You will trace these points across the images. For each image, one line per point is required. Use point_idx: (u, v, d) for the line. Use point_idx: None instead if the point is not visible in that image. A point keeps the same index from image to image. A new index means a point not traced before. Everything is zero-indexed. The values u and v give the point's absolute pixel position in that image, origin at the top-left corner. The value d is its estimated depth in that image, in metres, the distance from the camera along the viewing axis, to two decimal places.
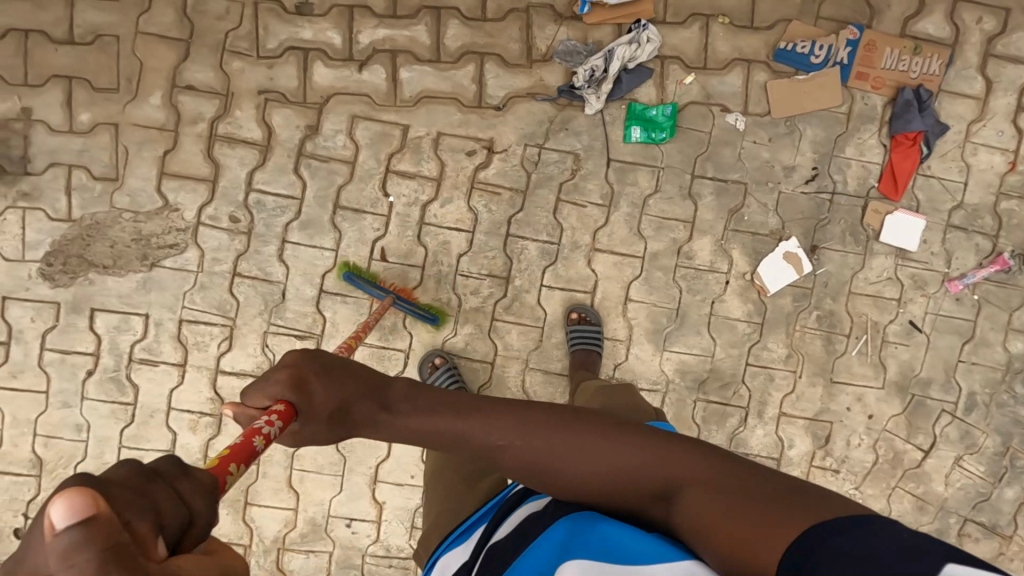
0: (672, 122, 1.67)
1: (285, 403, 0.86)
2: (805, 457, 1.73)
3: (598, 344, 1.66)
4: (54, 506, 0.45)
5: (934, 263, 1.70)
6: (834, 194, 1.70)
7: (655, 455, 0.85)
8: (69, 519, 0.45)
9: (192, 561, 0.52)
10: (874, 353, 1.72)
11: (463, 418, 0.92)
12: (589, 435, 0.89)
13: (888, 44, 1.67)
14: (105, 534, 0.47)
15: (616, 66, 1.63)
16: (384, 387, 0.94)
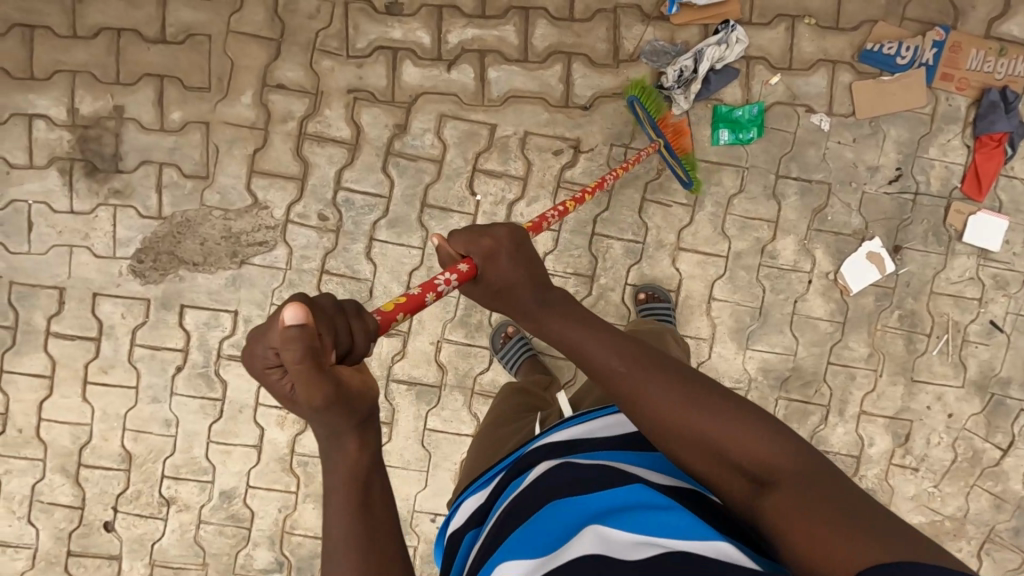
0: (757, 124, 1.69)
1: (470, 265, 0.93)
2: (885, 455, 1.75)
3: (671, 319, 1.65)
4: (287, 310, 0.64)
5: (1015, 263, 1.72)
6: (917, 194, 1.71)
7: (764, 441, 0.75)
8: (295, 320, 0.64)
9: (332, 387, 0.67)
10: (954, 353, 1.73)
11: (591, 345, 0.86)
12: (715, 405, 0.78)
13: (973, 46, 1.68)
14: (295, 337, 0.64)
15: (705, 66, 1.64)
16: (547, 286, 0.93)
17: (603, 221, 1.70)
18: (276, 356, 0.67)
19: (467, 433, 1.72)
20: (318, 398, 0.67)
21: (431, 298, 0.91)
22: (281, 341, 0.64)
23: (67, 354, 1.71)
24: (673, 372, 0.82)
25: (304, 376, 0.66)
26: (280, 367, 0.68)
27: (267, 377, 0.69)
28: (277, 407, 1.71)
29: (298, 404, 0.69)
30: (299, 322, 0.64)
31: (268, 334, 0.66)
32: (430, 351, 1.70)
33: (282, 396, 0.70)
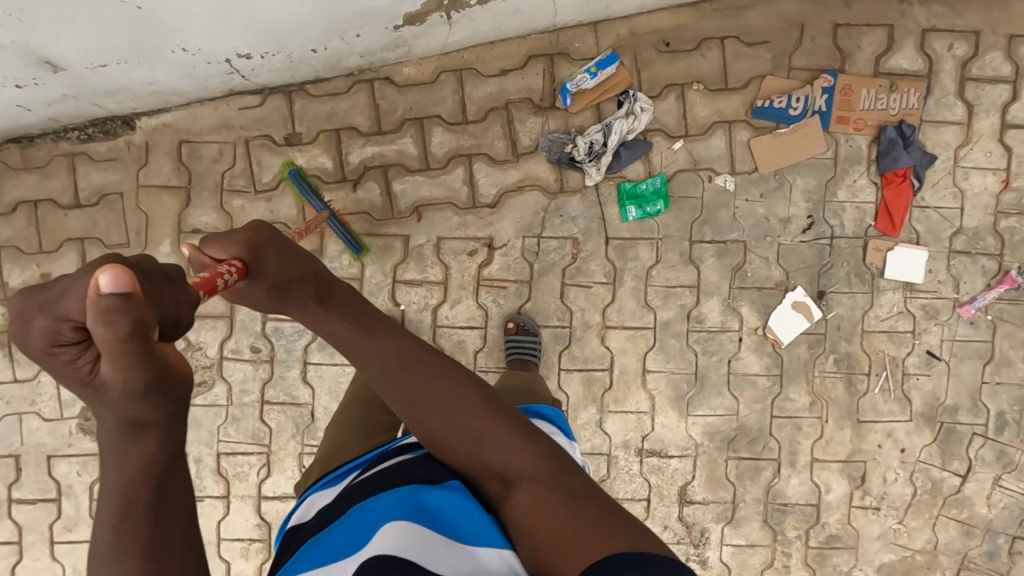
0: (663, 196, 1.71)
1: (240, 262, 0.98)
2: (843, 499, 1.74)
3: (535, 354, 1.67)
4: (105, 274, 0.62)
5: (943, 291, 1.72)
6: (832, 237, 1.72)
7: (529, 440, 0.88)
8: (112, 289, 0.62)
9: (151, 373, 0.64)
10: (896, 387, 1.73)
11: (372, 348, 0.95)
12: (489, 412, 0.90)
13: (864, 85, 1.69)
14: (114, 302, 0.62)
15: (611, 143, 1.68)
16: (331, 283, 1.02)
17: (527, 311, 1.73)
18: (70, 331, 0.65)
19: None
20: (138, 383, 0.63)
21: (221, 285, 0.90)
22: (97, 312, 0.61)
23: (30, 517, 1.75)
24: (470, 385, 0.93)
25: (123, 358, 0.63)
26: (82, 345, 0.66)
27: (57, 352, 0.65)
28: (240, 538, 1.75)
29: (104, 392, 0.64)
30: (110, 288, 0.62)
31: (64, 304, 0.65)
32: None
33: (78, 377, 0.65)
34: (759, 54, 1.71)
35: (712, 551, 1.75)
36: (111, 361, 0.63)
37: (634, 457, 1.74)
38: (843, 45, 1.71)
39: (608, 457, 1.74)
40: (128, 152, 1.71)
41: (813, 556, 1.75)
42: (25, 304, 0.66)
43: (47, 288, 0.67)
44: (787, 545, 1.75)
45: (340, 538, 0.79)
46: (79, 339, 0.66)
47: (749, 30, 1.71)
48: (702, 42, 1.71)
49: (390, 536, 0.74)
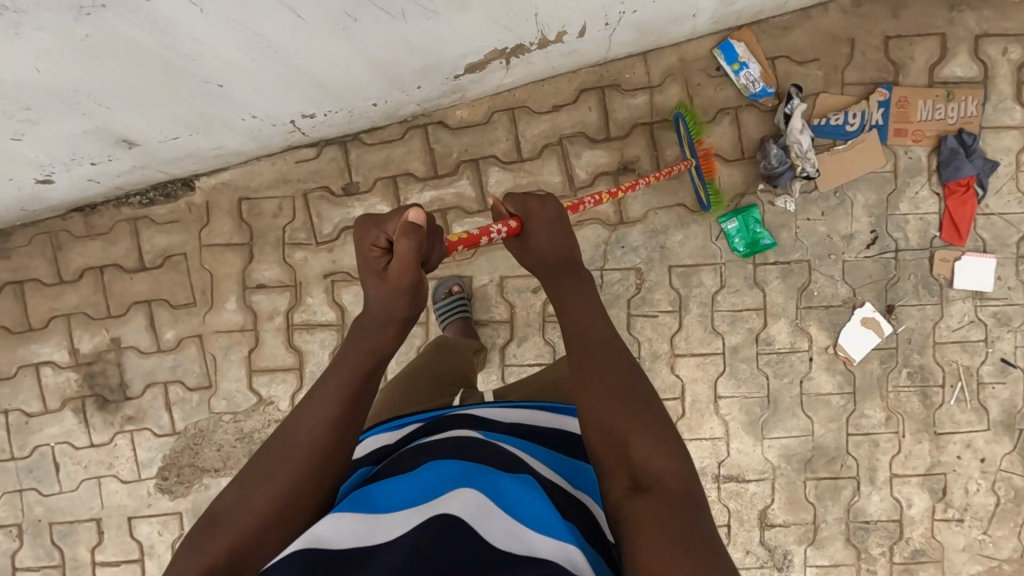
0: (769, 239, 1.70)
1: (517, 223, 0.98)
2: (926, 513, 1.73)
3: None
4: (416, 210, 0.83)
5: (1013, 297, 1.70)
6: (897, 250, 1.71)
7: (673, 456, 0.77)
8: (416, 220, 0.83)
9: (412, 279, 0.84)
10: (972, 397, 1.72)
11: (574, 311, 0.90)
12: (641, 409, 0.79)
13: (919, 96, 1.68)
14: (416, 229, 0.83)
15: (778, 162, 1.64)
16: (580, 266, 0.95)
17: None
18: (383, 241, 0.86)
19: None
20: (409, 283, 0.84)
21: (480, 243, 0.97)
22: (401, 230, 0.82)
23: None
24: (632, 373, 0.83)
25: (406, 263, 0.83)
26: (384, 253, 0.87)
27: (367, 255, 0.87)
28: None
29: (384, 282, 0.85)
30: (420, 222, 0.83)
31: (387, 222, 0.86)
32: None
33: (373, 272, 0.87)
34: (811, 72, 1.70)
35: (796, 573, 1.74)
36: (400, 265, 0.83)
37: (712, 484, 1.73)
38: (895, 57, 1.69)
39: None
40: (189, 212, 1.73)
41: (898, 571, 1.74)
42: (365, 219, 0.87)
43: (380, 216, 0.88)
44: (871, 562, 1.74)
45: (398, 493, 0.69)
46: (387, 248, 0.87)
47: (799, 49, 1.70)
48: None
49: (460, 507, 0.63)
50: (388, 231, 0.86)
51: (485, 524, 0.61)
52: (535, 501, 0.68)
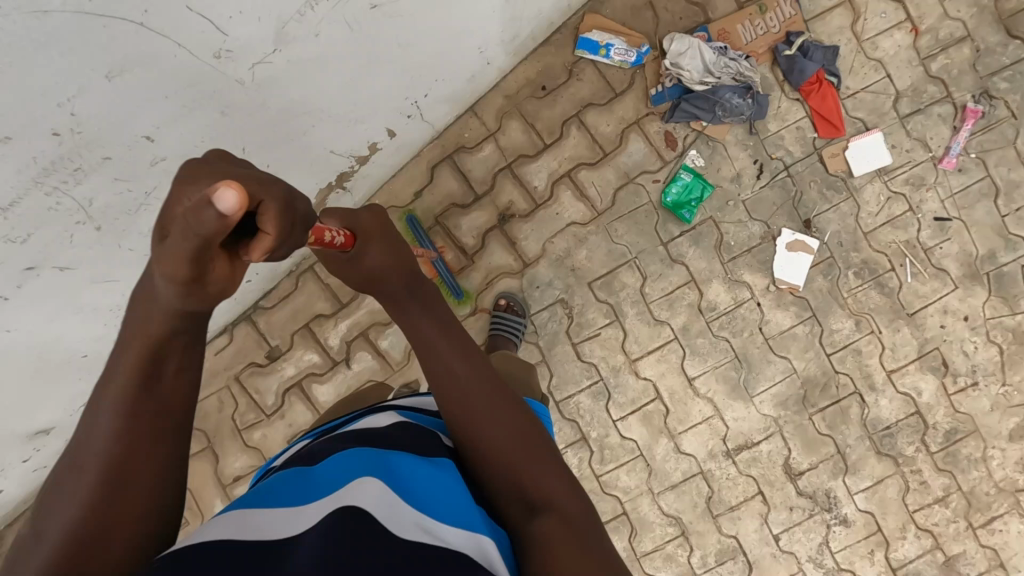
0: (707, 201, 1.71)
1: (347, 236, 0.88)
2: (939, 392, 1.69)
3: (516, 335, 1.68)
4: (228, 189, 0.55)
5: (916, 156, 1.68)
6: (788, 167, 1.69)
7: (558, 478, 0.83)
8: (225, 205, 0.55)
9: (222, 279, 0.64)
10: (926, 266, 1.69)
11: (439, 345, 0.90)
12: (528, 443, 0.85)
13: (736, 22, 1.69)
14: (212, 219, 0.55)
15: (750, 78, 1.66)
16: (425, 282, 0.96)
17: (557, 385, 1.73)
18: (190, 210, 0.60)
19: None
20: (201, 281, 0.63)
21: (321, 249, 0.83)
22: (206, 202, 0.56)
23: None
24: (514, 403, 0.89)
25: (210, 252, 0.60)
26: None
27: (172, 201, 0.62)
28: None
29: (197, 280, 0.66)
30: (223, 210, 0.55)
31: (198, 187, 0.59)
32: None
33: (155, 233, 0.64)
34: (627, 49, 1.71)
35: (847, 506, 1.70)
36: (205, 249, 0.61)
37: (727, 461, 1.71)
38: None
39: (703, 474, 1.71)
40: None
41: (943, 459, 1.70)
42: (218, 155, 0.67)
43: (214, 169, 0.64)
44: (911, 462, 1.70)
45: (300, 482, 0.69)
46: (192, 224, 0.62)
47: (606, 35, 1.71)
48: (572, 69, 1.72)
49: (369, 495, 0.65)
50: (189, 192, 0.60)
51: (395, 517, 0.63)
52: (447, 498, 0.71)
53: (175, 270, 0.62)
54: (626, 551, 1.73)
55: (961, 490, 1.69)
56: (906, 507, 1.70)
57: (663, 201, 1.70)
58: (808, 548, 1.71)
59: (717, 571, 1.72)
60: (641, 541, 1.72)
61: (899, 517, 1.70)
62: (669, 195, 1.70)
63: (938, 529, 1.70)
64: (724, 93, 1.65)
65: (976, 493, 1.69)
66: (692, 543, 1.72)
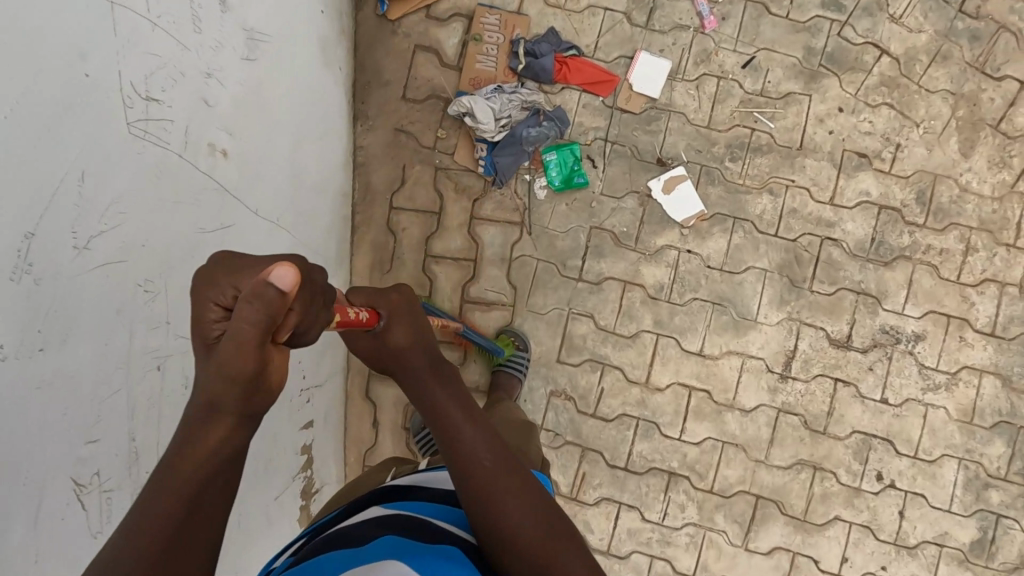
0: (584, 179, 1.70)
1: (371, 313, 0.89)
2: (879, 177, 1.67)
3: (522, 370, 1.67)
4: (284, 269, 0.58)
5: (685, 40, 1.70)
6: (607, 138, 1.71)
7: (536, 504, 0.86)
8: (282, 281, 0.58)
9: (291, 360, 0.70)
10: (774, 104, 1.69)
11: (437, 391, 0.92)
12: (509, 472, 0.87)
13: (473, 64, 1.73)
14: (274, 300, 0.58)
15: (534, 99, 1.70)
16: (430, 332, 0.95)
17: (614, 456, 1.69)
18: (220, 308, 0.63)
19: None
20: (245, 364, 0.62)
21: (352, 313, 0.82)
22: (251, 291, 0.58)
23: None
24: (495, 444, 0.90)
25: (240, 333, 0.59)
26: (224, 316, 0.63)
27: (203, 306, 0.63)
28: None
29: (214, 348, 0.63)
30: (280, 289, 0.58)
31: (246, 277, 0.62)
32: None
33: (205, 336, 0.63)
34: (415, 176, 1.75)
35: (908, 325, 1.65)
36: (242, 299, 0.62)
37: (789, 382, 1.66)
38: (424, 96, 1.75)
39: (782, 410, 1.66)
40: None
41: (936, 219, 1.66)
42: (221, 261, 0.64)
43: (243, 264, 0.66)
44: (917, 246, 1.66)
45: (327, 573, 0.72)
46: (225, 315, 0.63)
47: (391, 182, 1.75)
48: (391, 230, 1.75)
49: None
50: (237, 286, 0.62)
51: None
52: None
53: (237, 366, 0.61)
54: (790, 524, 1.66)
55: (973, 228, 1.65)
56: (950, 280, 1.65)
57: (552, 189, 1.71)
58: (915, 384, 1.64)
59: (870, 468, 1.65)
60: (792, 505, 1.66)
61: (953, 294, 1.65)
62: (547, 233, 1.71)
63: (989, 273, 1.64)
64: (521, 131, 1.69)
65: (986, 219, 1.65)
66: (829, 467, 1.65)
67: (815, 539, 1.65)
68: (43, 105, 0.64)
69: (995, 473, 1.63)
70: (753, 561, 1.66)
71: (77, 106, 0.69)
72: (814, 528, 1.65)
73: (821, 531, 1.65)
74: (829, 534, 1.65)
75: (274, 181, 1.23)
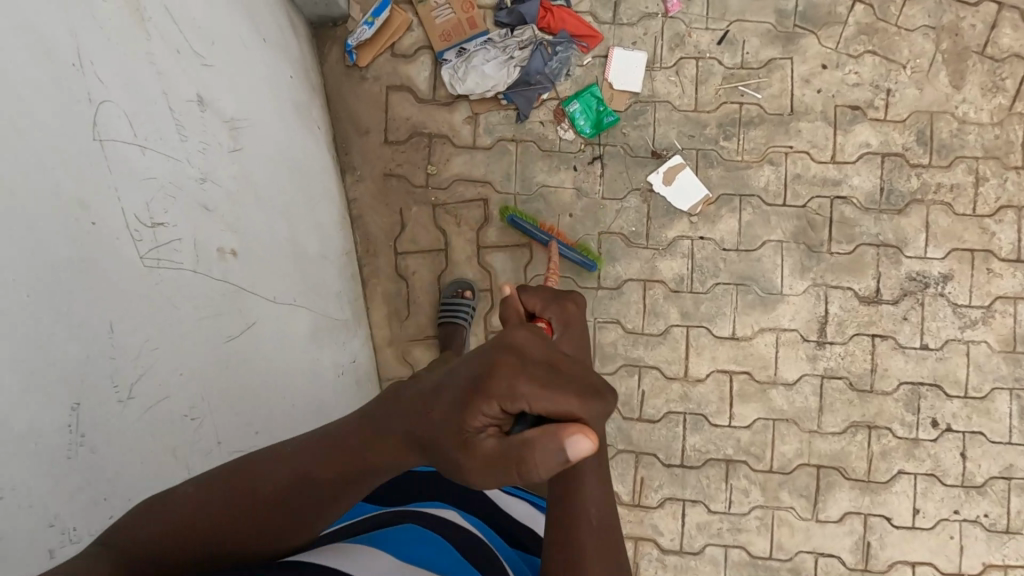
0: (614, 116, 1.66)
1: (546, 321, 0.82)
2: (876, 126, 1.64)
3: None
4: (584, 439, 0.52)
5: (655, 28, 1.67)
6: (597, 142, 1.68)
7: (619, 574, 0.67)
8: (577, 453, 0.52)
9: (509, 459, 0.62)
10: (756, 74, 1.66)
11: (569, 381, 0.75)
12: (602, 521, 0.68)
13: (445, 25, 1.69)
14: (562, 461, 0.53)
15: (530, 37, 1.67)
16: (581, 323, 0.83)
17: (668, 455, 1.68)
18: (485, 417, 0.55)
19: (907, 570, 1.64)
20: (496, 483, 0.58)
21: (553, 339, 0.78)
22: (550, 436, 0.53)
23: None
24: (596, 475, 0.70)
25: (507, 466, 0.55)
26: (489, 430, 0.57)
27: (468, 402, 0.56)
28: None
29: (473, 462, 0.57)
30: (570, 454, 0.52)
31: (530, 395, 0.54)
32: None
33: (464, 437, 0.57)
34: (413, 217, 1.72)
35: (934, 267, 1.63)
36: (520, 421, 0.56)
37: (827, 348, 1.65)
38: (406, 135, 1.72)
39: (825, 376, 1.65)
40: None
41: (941, 157, 1.63)
42: (499, 363, 0.55)
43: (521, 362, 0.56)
44: (927, 187, 1.64)
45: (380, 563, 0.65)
46: (488, 427, 0.56)
47: (391, 228, 1.72)
48: (401, 276, 1.72)
49: None
50: (523, 407, 0.55)
51: None
52: None
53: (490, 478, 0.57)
54: (856, 487, 1.65)
55: (979, 158, 1.63)
56: (966, 214, 1.63)
57: (585, 136, 1.68)
58: (952, 324, 1.63)
59: (925, 416, 1.63)
60: (855, 468, 1.65)
61: (972, 227, 1.63)
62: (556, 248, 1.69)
63: (1004, 199, 1.63)
64: (526, 64, 1.66)
65: (991, 147, 1.63)
66: (884, 424, 1.64)
67: (884, 497, 1.64)
68: (54, 276, 0.62)
69: None
70: (826, 531, 1.65)
71: (88, 261, 0.67)
72: (880, 486, 1.64)
73: (888, 488, 1.64)
74: (897, 489, 1.64)
75: (282, 263, 1.21)
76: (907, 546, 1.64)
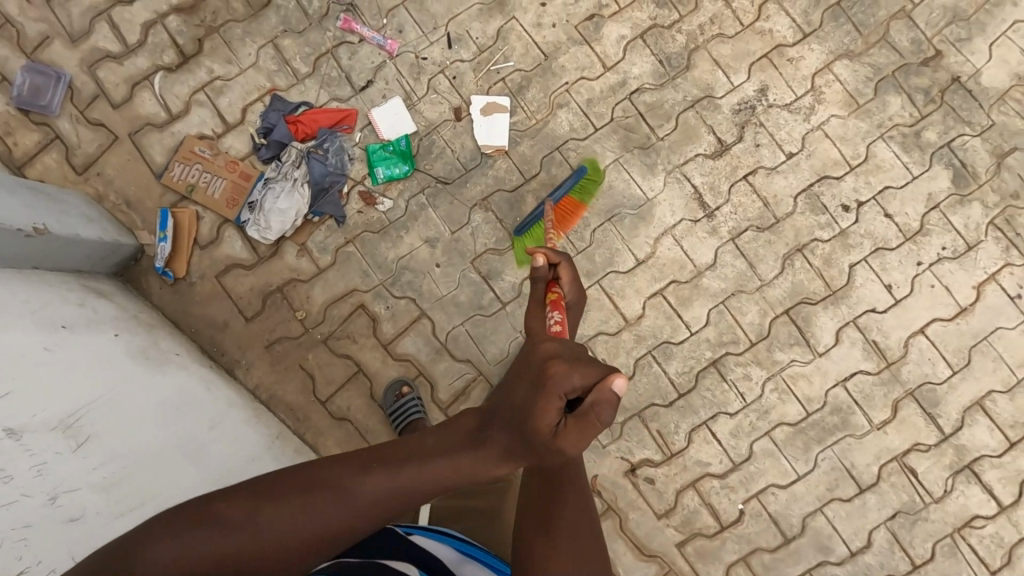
0: (405, 137, 1.70)
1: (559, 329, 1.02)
2: (617, 18, 1.71)
3: None
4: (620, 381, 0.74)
5: (391, 71, 1.72)
6: (415, 193, 1.70)
7: None
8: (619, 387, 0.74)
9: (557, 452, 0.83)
10: (496, 48, 1.71)
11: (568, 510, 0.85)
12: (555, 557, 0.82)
13: (224, 194, 1.71)
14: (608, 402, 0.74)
15: (297, 154, 1.69)
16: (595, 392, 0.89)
17: (664, 396, 1.66)
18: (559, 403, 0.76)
19: (919, 340, 1.64)
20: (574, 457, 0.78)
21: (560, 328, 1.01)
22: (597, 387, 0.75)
23: None
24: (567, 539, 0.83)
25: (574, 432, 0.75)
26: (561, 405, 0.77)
27: (547, 394, 0.76)
28: None
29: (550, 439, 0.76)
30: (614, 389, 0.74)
31: (573, 375, 0.76)
32: (889, 428, 1.63)
33: (541, 424, 0.76)
34: (316, 362, 1.70)
35: (747, 90, 1.68)
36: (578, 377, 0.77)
37: (718, 214, 1.67)
38: (259, 301, 1.71)
39: (735, 237, 1.66)
40: None
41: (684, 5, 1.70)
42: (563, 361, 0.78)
43: (575, 362, 0.78)
44: (692, 34, 1.70)
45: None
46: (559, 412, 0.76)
47: (302, 386, 1.70)
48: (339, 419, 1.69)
49: None
50: (578, 382, 0.76)
51: None
52: None
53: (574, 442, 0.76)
54: (829, 305, 1.65)
55: None
56: (739, 33, 1.69)
57: (406, 177, 1.70)
58: (797, 122, 1.67)
59: (834, 208, 1.65)
60: (815, 291, 1.65)
61: (751, 38, 1.69)
62: (446, 300, 1.69)
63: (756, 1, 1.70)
64: (309, 179, 1.68)
65: None
66: (809, 239, 1.65)
67: (854, 296, 1.65)
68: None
69: (914, 119, 1.66)
70: (834, 359, 1.65)
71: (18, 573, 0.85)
72: (846, 289, 1.65)
73: (853, 286, 1.65)
74: (861, 281, 1.65)
75: None
76: (906, 320, 1.64)
